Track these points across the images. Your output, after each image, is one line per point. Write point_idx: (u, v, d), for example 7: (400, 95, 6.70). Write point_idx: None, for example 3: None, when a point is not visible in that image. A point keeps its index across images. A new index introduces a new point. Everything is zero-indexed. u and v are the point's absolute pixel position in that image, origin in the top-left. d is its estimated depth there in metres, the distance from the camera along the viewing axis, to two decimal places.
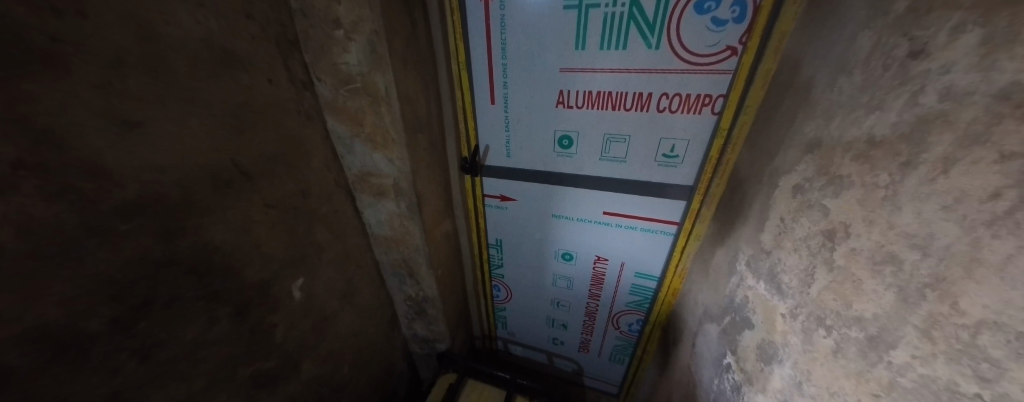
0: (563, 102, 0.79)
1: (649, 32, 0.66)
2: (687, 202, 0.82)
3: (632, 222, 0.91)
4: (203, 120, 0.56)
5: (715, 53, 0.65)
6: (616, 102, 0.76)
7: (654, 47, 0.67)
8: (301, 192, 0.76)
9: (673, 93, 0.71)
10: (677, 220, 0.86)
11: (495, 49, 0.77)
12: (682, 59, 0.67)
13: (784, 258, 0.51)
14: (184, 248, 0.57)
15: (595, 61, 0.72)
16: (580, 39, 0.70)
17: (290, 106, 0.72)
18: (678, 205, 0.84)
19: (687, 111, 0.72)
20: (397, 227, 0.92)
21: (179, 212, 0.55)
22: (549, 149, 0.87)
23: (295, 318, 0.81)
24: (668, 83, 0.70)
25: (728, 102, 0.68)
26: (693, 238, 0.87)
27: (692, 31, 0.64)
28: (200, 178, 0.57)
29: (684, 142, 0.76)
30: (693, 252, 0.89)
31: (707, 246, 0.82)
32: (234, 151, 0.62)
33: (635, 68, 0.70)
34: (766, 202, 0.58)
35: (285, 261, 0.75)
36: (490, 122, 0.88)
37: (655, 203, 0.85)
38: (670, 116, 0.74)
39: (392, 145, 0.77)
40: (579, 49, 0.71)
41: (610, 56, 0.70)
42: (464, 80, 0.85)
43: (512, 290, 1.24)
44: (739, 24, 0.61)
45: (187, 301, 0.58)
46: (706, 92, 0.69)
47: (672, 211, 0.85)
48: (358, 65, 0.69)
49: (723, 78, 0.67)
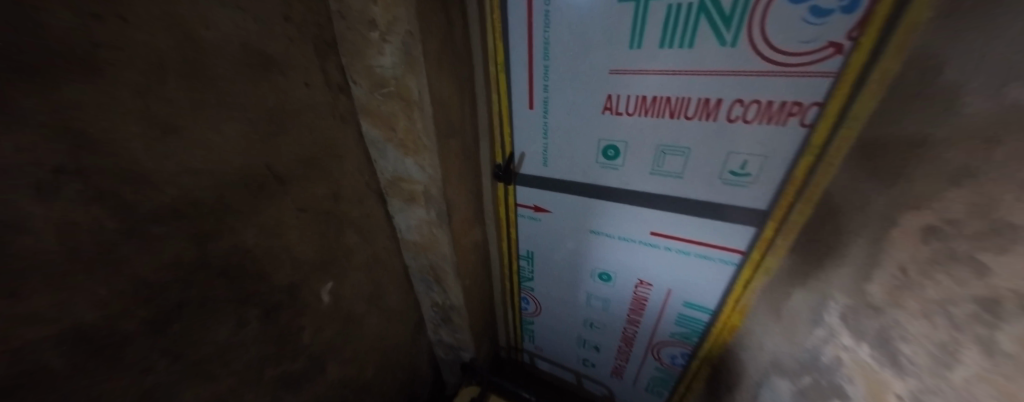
0: (610, 108, 0.71)
1: (724, 26, 0.55)
2: (756, 229, 0.71)
3: (683, 246, 0.80)
4: (239, 124, 0.56)
5: (811, 50, 0.53)
6: (676, 109, 0.66)
7: (729, 44, 0.56)
8: (333, 196, 0.75)
9: (748, 100, 0.60)
10: (744, 249, 0.74)
11: (537, 49, 0.71)
12: (766, 59, 0.56)
13: (905, 323, 0.41)
14: (217, 252, 0.57)
15: (651, 62, 0.63)
16: (637, 36, 0.62)
17: (326, 110, 0.70)
18: (744, 232, 0.72)
19: (765, 121, 0.61)
20: (426, 234, 0.89)
21: (214, 216, 0.55)
22: (592, 159, 0.79)
23: (324, 321, 0.80)
24: (743, 87, 0.59)
25: (824, 112, 0.56)
26: (760, 271, 0.75)
27: (782, 24, 0.53)
28: (236, 182, 0.57)
29: (757, 158, 0.64)
30: (760, 286, 0.76)
31: (779, 283, 0.69)
32: (268, 155, 0.61)
33: (702, 69, 0.60)
34: (873, 245, 0.46)
35: (315, 265, 0.74)
36: (528, 127, 0.82)
37: (715, 227, 0.74)
38: (742, 127, 0.63)
39: (424, 151, 0.73)
40: (635, 47, 0.63)
41: (673, 55, 0.61)
42: (501, 83, 0.79)
43: (542, 304, 1.17)
44: (848, 14, 0.49)
45: (217, 303, 0.58)
46: (794, 98, 0.57)
47: (736, 237, 0.74)
48: (392, 68, 0.66)
49: (819, 82, 0.55)
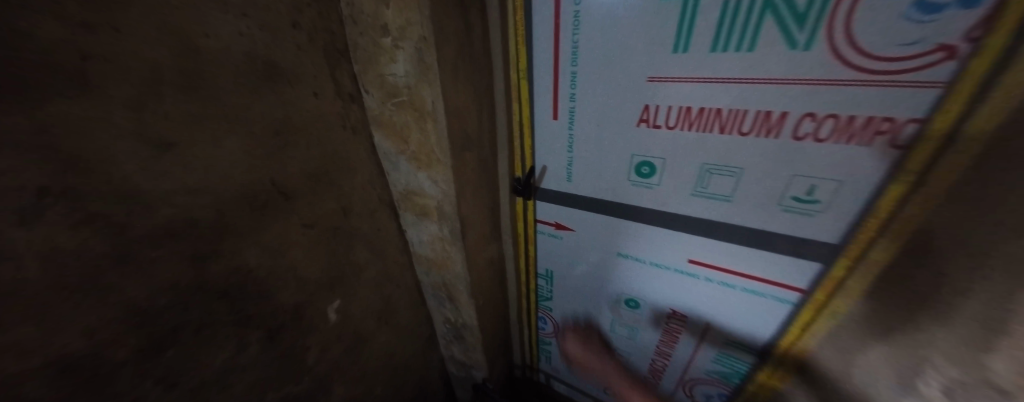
0: (647, 120, 0.63)
1: (797, 25, 0.47)
2: (822, 267, 0.62)
3: (726, 278, 0.72)
4: (243, 138, 0.52)
5: (911, 54, 0.44)
6: (727, 122, 0.57)
7: (801, 47, 0.48)
8: (342, 210, 0.71)
9: (822, 115, 0.51)
10: (804, 288, 0.65)
11: (564, 55, 0.65)
12: (851, 65, 0.47)
13: None
14: (216, 273, 0.53)
15: (698, 68, 0.55)
16: (685, 38, 0.54)
17: (336, 121, 0.66)
18: (805, 270, 0.64)
19: (844, 140, 0.51)
20: (439, 250, 0.83)
21: (213, 235, 0.52)
22: (623, 176, 0.72)
23: (330, 340, 0.75)
24: (815, 99, 0.50)
25: (927, 130, 0.46)
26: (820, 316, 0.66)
27: (874, 22, 0.44)
28: (237, 199, 0.53)
29: (832, 183, 0.55)
30: (823, 332, 0.67)
31: (856, 333, 0.61)
32: (273, 169, 0.57)
33: (760, 77, 0.52)
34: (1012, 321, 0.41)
35: (322, 283, 0.70)
36: (552, 139, 0.76)
37: (770, 262, 0.66)
38: (812, 146, 0.53)
39: (437, 165, 0.68)
40: (681, 52, 0.55)
41: (728, 60, 0.53)
42: (523, 91, 0.73)
43: (560, 325, 1.10)
44: (966, 8, 0.39)
45: (216, 326, 0.55)
46: (886, 114, 0.47)
47: (795, 273, 0.65)
48: (405, 76, 0.60)
49: (920, 93, 0.45)
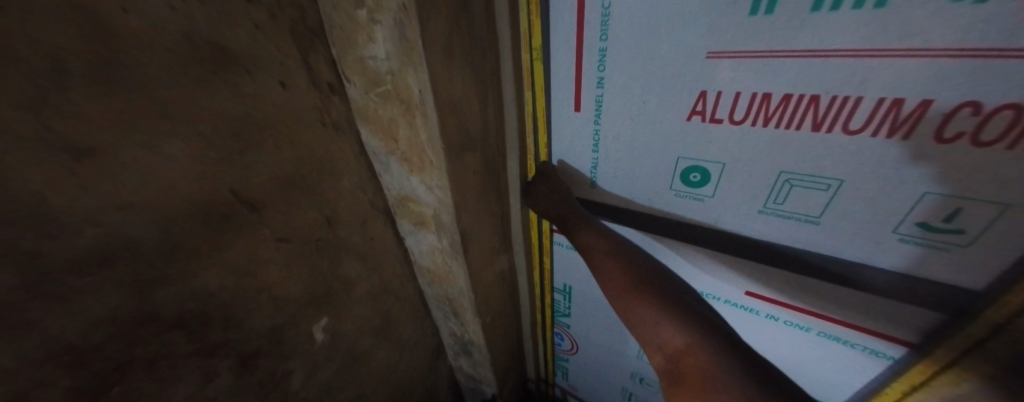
0: (702, 112, 0.49)
1: None
2: (940, 324, 0.47)
3: (795, 318, 0.61)
4: (189, 141, 0.43)
5: None
6: (823, 116, 0.41)
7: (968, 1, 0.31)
8: (327, 221, 0.61)
9: (988, 109, 0.34)
10: (908, 340, 0.52)
11: (590, 27, 0.51)
12: None
13: None
14: (166, 301, 0.45)
15: (787, 39, 0.39)
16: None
17: (312, 117, 0.55)
18: (912, 325, 0.50)
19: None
20: (440, 263, 0.73)
21: (158, 258, 0.44)
22: (667, 183, 0.59)
23: (318, 361, 0.69)
24: (977, 83, 0.33)
25: None
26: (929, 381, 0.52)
27: None
28: (190, 214, 0.45)
29: (992, 207, 0.38)
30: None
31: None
32: (233, 177, 0.48)
33: (886, 48, 0.35)
34: None
35: (304, 303, 0.62)
36: (575, 134, 0.64)
37: (855, 309, 0.54)
38: (967, 151, 0.37)
39: (430, 169, 0.56)
40: (764, 13, 0.39)
41: (839, 21, 0.36)
42: (537, 76, 0.59)
43: (579, 344, 1.01)
44: None
45: (173, 358, 0.48)
46: None
47: (898, 322, 0.51)
48: (386, 59, 0.48)
49: None
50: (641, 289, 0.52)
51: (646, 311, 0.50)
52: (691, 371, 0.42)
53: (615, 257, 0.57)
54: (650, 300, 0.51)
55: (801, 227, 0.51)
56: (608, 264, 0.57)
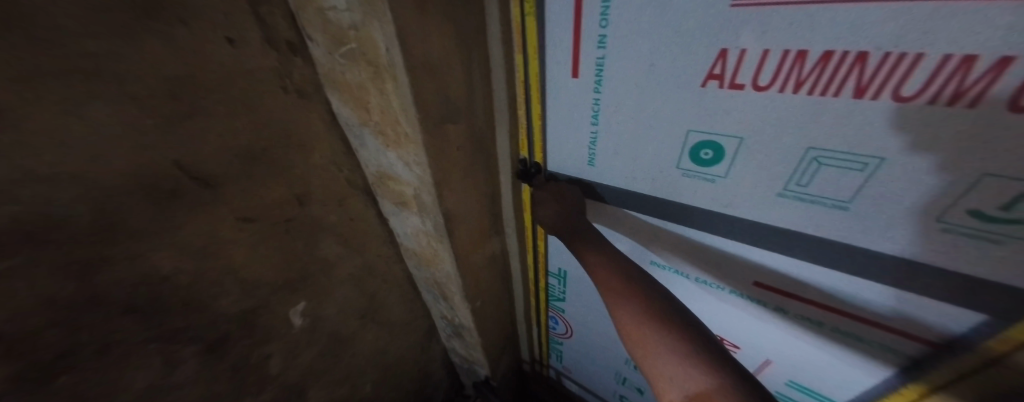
0: (720, 76, 0.42)
1: None
2: (977, 327, 0.42)
3: (809, 313, 0.56)
4: (117, 104, 0.37)
5: None
6: (869, 79, 0.35)
7: None
8: (297, 199, 0.56)
9: None
10: (933, 341, 0.46)
11: None
12: None
13: None
14: (113, 285, 0.41)
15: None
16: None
17: (271, 81, 0.48)
18: (946, 325, 0.44)
19: None
20: (426, 245, 0.68)
21: (95, 238, 0.39)
22: (676, 161, 0.53)
23: (299, 345, 0.65)
24: None
25: None
26: (957, 382, 0.47)
27: None
28: (130, 189, 0.40)
29: None
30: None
31: None
32: (180, 148, 0.42)
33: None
34: None
35: (277, 286, 0.58)
36: (574, 104, 0.57)
37: (879, 304, 0.48)
38: None
39: (406, 143, 0.50)
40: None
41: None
42: (531, 35, 0.52)
43: (574, 329, 0.98)
44: None
45: (130, 345, 0.44)
46: None
47: (925, 322, 0.45)
48: (347, 10, 0.40)
49: None
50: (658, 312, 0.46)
51: (675, 365, 0.40)
52: None
53: (635, 293, 0.50)
54: (678, 356, 0.41)
55: (827, 213, 0.45)
56: (623, 300, 0.49)
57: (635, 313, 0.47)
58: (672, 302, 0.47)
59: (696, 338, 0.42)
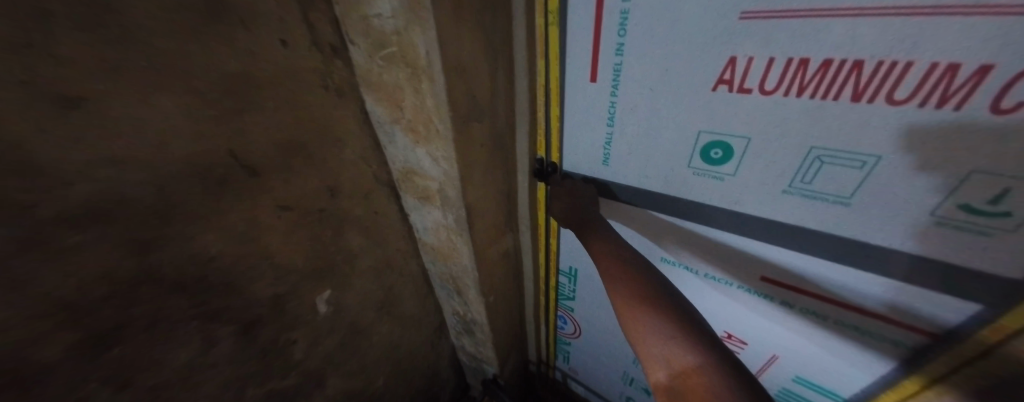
0: (729, 81, 0.46)
1: None
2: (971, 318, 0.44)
3: (813, 306, 0.58)
4: (184, 96, 0.41)
5: None
6: (865, 84, 0.38)
7: None
8: (329, 190, 0.59)
9: None
10: (933, 332, 0.49)
11: None
12: None
13: None
14: (164, 263, 0.44)
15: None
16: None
17: (314, 80, 0.52)
18: (942, 316, 0.47)
19: None
20: (445, 239, 0.71)
21: (153, 218, 0.42)
22: (686, 161, 0.57)
23: (321, 333, 0.68)
24: None
25: None
26: (956, 372, 0.49)
27: None
28: (188, 174, 0.43)
29: None
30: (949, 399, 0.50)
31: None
32: (233, 138, 0.46)
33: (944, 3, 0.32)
34: None
35: (306, 274, 0.61)
36: (590, 107, 0.61)
37: (879, 297, 0.50)
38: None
39: (436, 139, 0.53)
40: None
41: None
42: (553, 42, 0.56)
43: (581, 328, 1.00)
44: None
45: (174, 322, 0.47)
46: None
47: (925, 313, 0.48)
48: (390, 16, 0.45)
49: None
50: (649, 297, 0.49)
51: (659, 344, 0.44)
52: (694, 392, 0.38)
53: (630, 280, 0.53)
54: (663, 335, 0.44)
55: (828, 209, 0.48)
56: (618, 285, 0.53)
57: (627, 297, 0.50)
58: (665, 289, 0.50)
59: (683, 319, 0.45)
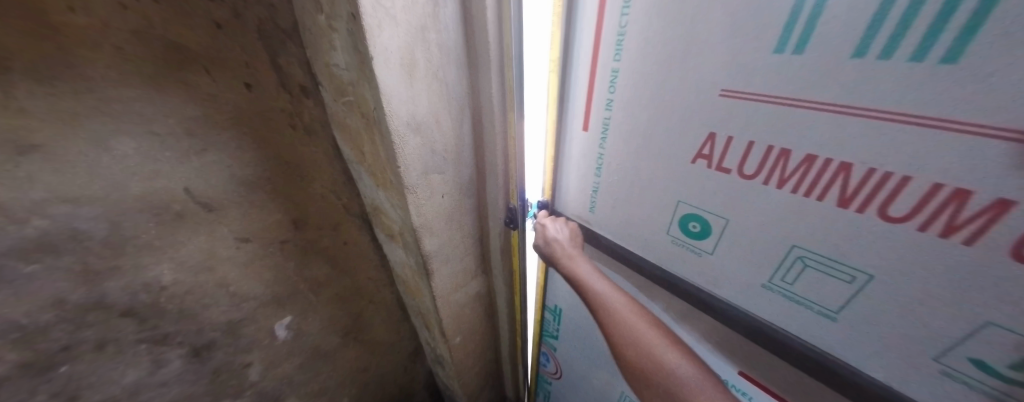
0: (707, 156, 0.41)
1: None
2: None
3: None
4: (141, 139, 0.42)
5: None
6: (854, 190, 0.32)
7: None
8: (293, 223, 0.60)
9: None
10: None
11: (607, 44, 0.44)
12: None
13: None
14: (115, 291, 0.46)
15: (818, 86, 0.30)
16: (807, 19, 0.29)
17: (281, 120, 0.53)
18: None
19: None
20: (411, 277, 0.70)
21: (107, 250, 0.44)
22: (664, 229, 0.52)
23: (280, 356, 0.69)
24: None
25: None
26: None
27: None
28: (143, 209, 0.45)
29: None
30: None
31: None
32: (190, 177, 0.47)
33: (958, 117, 0.25)
34: None
35: (265, 301, 0.62)
36: (580, 155, 0.58)
37: None
38: None
39: (392, 188, 0.52)
40: (793, 52, 0.30)
41: (884, 69, 0.27)
42: (551, 87, 0.53)
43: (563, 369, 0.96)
44: None
45: (124, 343, 0.49)
46: None
47: None
48: (346, 69, 0.44)
49: None
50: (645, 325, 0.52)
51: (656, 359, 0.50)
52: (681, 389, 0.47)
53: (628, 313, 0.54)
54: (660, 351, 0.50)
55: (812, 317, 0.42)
56: (618, 317, 0.54)
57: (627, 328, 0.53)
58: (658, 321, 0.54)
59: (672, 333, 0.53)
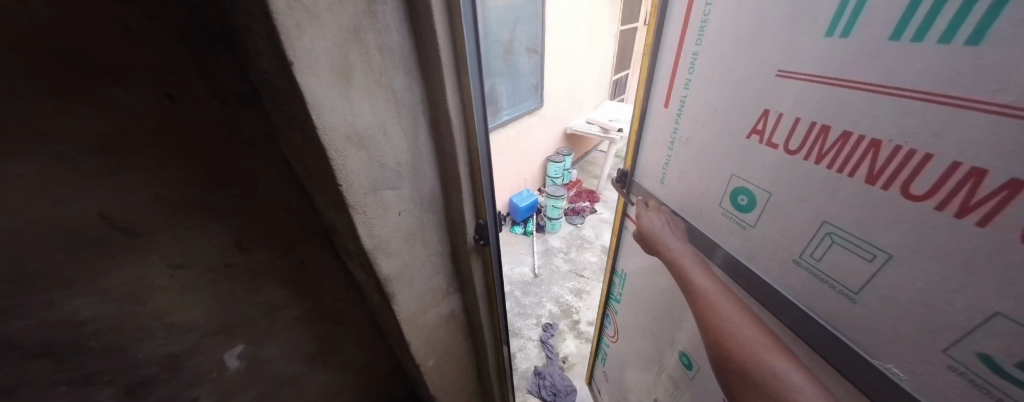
0: (761, 131, 0.46)
1: None
2: None
3: None
4: (37, 161, 0.37)
5: None
6: (885, 166, 0.34)
7: None
8: (237, 245, 0.55)
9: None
10: None
11: (692, 30, 0.53)
12: None
13: None
14: (24, 331, 0.41)
15: (855, 68, 0.35)
16: (852, 10, 0.34)
17: (216, 133, 0.48)
18: None
19: None
20: (376, 298, 0.65)
21: (9, 287, 0.39)
22: (716, 201, 0.56)
23: (233, 388, 0.64)
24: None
25: None
26: None
27: None
28: (49, 239, 0.40)
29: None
30: None
31: None
32: (105, 201, 0.42)
33: (972, 97, 0.27)
34: None
35: (211, 330, 0.57)
36: (659, 129, 0.66)
37: None
38: None
39: (336, 208, 0.47)
40: (841, 35, 0.35)
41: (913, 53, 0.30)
42: (643, 66, 0.66)
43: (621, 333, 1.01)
44: None
45: (40, 387, 0.44)
46: None
47: None
48: (274, 76, 0.39)
49: None
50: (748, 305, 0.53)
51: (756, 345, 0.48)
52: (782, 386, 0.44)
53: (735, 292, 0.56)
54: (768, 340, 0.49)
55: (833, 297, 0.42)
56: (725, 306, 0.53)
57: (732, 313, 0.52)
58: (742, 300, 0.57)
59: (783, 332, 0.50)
